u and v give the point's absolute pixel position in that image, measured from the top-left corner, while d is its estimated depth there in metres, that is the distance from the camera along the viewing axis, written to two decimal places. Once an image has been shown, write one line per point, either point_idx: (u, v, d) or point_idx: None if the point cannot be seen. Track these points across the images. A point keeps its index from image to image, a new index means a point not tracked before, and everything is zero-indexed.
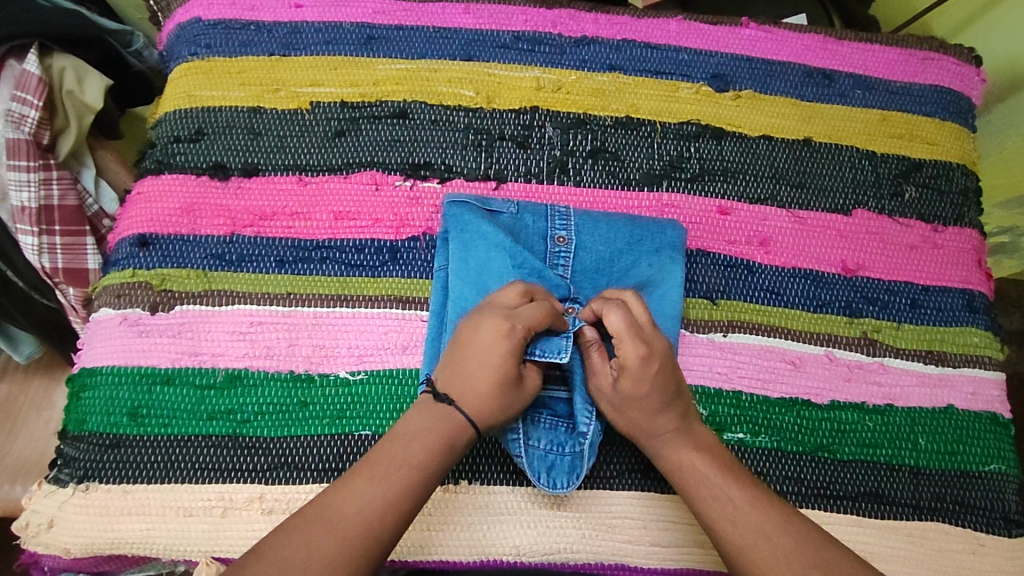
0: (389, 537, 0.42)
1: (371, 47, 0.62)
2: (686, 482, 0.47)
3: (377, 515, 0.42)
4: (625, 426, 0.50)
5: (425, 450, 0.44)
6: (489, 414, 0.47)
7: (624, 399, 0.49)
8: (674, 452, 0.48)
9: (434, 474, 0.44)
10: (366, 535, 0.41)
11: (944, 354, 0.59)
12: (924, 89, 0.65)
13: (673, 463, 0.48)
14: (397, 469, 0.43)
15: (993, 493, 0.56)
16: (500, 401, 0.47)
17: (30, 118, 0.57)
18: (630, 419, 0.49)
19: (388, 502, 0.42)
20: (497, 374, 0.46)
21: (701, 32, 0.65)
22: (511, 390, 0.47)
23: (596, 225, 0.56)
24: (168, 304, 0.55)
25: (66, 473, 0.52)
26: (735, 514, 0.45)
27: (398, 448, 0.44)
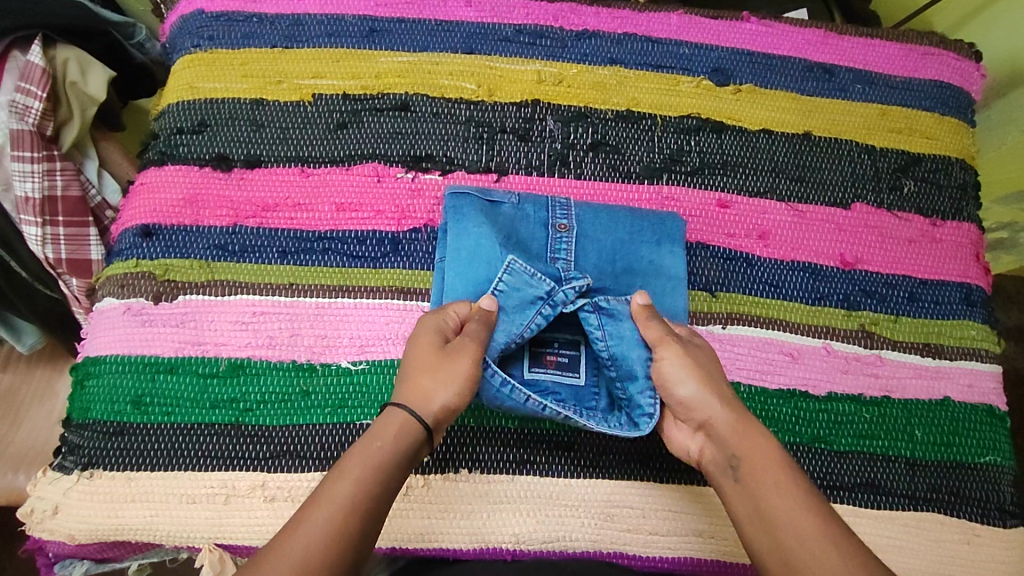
0: (390, 453, 0.43)
1: (373, 40, 0.63)
2: (754, 455, 0.44)
3: (377, 437, 0.43)
4: (698, 389, 0.47)
5: (389, 451, 0.43)
6: (421, 389, 0.45)
7: (700, 365, 0.49)
8: (744, 425, 0.46)
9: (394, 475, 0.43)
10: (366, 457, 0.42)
11: (941, 347, 0.59)
12: (924, 84, 0.66)
13: (744, 435, 0.45)
14: (370, 441, 0.43)
15: (989, 484, 0.56)
16: (429, 372, 0.46)
17: (33, 109, 0.57)
18: (708, 384, 0.48)
19: (374, 448, 0.43)
20: (417, 355, 0.47)
21: (702, 26, 0.66)
22: (433, 359, 0.46)
23: (596, 215, 0.56)
24: (171, 294, 0.55)
25: (71, 461, 0.52)
26: (789, 495, 0.42)
27: (355, 453, 0.43)
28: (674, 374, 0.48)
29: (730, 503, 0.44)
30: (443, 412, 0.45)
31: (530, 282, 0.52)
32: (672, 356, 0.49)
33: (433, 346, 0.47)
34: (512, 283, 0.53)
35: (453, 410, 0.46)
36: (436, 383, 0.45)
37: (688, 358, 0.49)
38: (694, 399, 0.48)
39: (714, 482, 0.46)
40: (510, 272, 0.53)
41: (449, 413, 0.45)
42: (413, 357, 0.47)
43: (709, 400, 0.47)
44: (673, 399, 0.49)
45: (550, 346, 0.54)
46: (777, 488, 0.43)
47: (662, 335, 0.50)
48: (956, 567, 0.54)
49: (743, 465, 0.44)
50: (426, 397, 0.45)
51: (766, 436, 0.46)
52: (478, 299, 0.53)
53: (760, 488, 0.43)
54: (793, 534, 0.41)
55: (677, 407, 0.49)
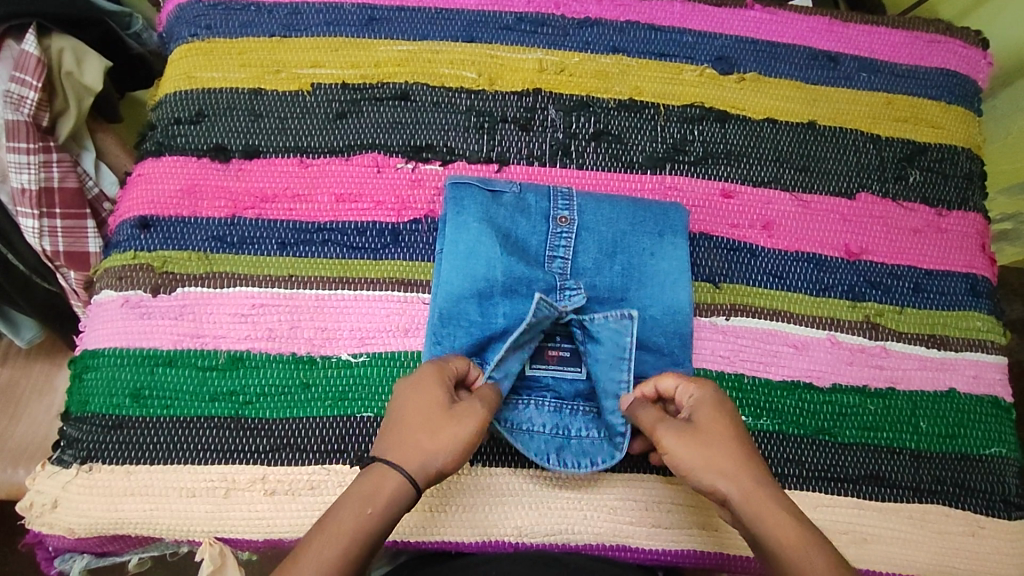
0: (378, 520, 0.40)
1: (372, 28, 0.62)
2: (780, 544, 0.40)
3: (369, 499, 0.41)
4: (702, 476, 0.43)
5: (380, 517, 0.41)
6: (419, 450, 0.43)
7: (701, 441, 0.44)
8: (761, 509, 0.41)
9: (379, 541, 0.41)
10: (357, 522, 0.40)
11: (946, 338, 0.59)
12: (930, 72, 0.65)
13: (764, 525, 0.41)
14: (361, 503, 0.41)
15: (994, 476, 0.56)
16: (430, 433, 0.43)
17: (28, 99, 0.57)
18: (712, 468, 0.43)
19: (364, 510, 0.40)
20: (418, 415, 0.44)
21: (705, 13, 0.65)
22: (438, 420, 0.44)
23: (598, 206, 0.56)
24: (170, 286, 0.55)
25: (70, 455, 0.52)
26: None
27: (345, 515, 0.40)
28: (673, 463, 0.44)
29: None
30: (432, 478, 0.43)
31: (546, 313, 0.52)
32: (666, 443, 0.45)
33: (437, 403, 0.45)
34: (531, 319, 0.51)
35: (443, 474, 0.44)
36: (434, 447, 0.43)
37: (687, 438, 0.44)
38: (702, 484, 0.43)
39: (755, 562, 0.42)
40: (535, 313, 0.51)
41: (437, 478, 0.43)
42: (416, 409, 0.44)
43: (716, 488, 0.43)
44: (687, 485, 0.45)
45: (551, 341, 0.54)
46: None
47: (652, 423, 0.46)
48: (960, 559, 0.54)
49: (768, 553, 0.40)
50: (425, 460, 0.43)
51: (784, 516, 0.41)
52: (476, 295, 0.53)
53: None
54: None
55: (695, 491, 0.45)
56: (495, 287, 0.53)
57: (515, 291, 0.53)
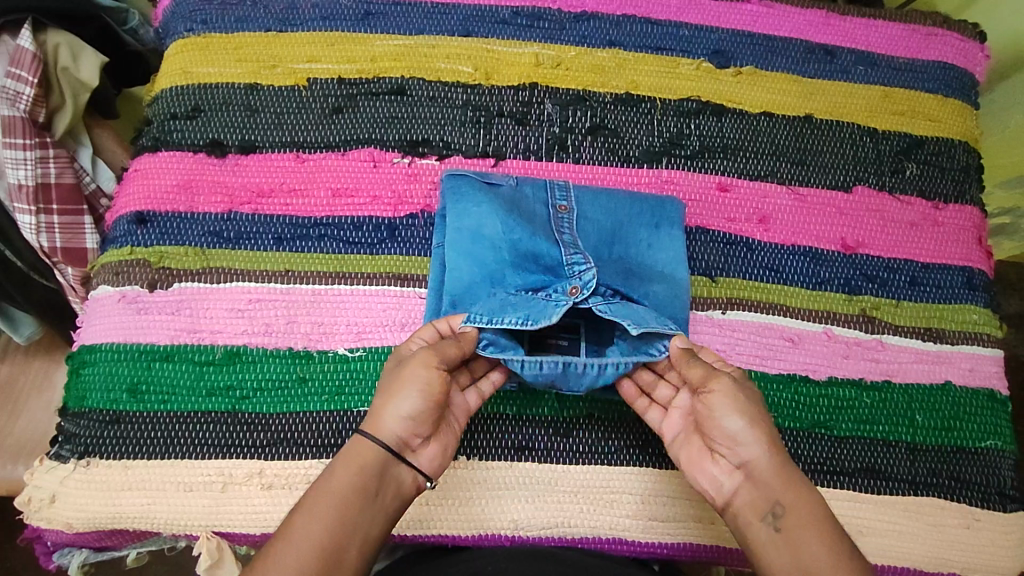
0: (347, 475, 0.42)
1: (368, 23, 0.62)
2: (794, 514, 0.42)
3: (339, 463, 0.43)
4: (746, 429, 0.44)
5: (350, 474, 0.42)
6: (380, 408, 0.45)
7: (752, 404, 0.46)
8: (788, 482, 0.43)
9: (359, 502, 0.42)
10: (331, 482, 0.42)
11: (942, 331, 0.59)
12: (928, 65, 0.65)
13: (789, 495, 0.43)
14: (332, 468, 0.43)
15: (990, 468, 0.56)
16: (383, 390, 0.45)
17: (25, 95, 0.57)
18: (757, 430, 0.45)
19: (336, 472, 0.43)
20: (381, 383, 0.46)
21: (702, 7, 0.65)
22: (390, 377, 0.46)
23: (596, 197, 0.55)
24: (166, 282, 0.55)
25: (67, 450, 0.52)
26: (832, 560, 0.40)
27: (318, 487, 0.42)
28: (722, 410, 0.45)
29: (759, 550, 0.43)
30: (402, 425, 0.44)
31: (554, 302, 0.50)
32: (724, 390, 0.45)
33: (392, 367, 0.47)
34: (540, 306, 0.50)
35: (410, 420, 0.44)
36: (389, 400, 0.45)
37: (743, 395, 0.46)
38: (741, 438, 0.45)
39: (744, 525, 0.44)
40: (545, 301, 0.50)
41: (408, 423, 0.44)
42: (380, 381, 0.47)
43: (757, 446, 0.44)
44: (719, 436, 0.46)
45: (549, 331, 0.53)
46: (821, 551, 0.41)
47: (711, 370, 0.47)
48: (955, 551, 0.54)
49: (785, 519, 0.42)
50: (381, 413, 0.44)
51: (808, 493, 0.43)
52: (484, 277, 0.52)
53: (801, 551, 0.41)
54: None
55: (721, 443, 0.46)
56: (503, 268, 0.53)
57: (523, 268, 0.53)
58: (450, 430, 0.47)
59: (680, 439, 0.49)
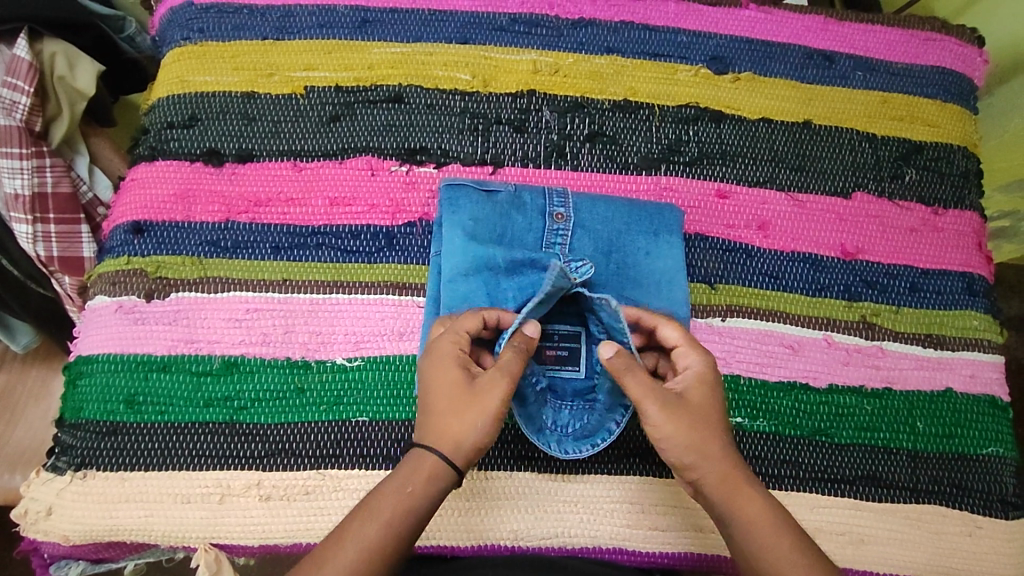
0: (422, 497, 0.43)
1: (366, 30, 0.62)
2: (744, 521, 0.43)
3: (417, 478, 0.43)
4: (684, 454, 0.44)
5: (424, 496, 0.43)
6: (451, 430, 0.44)
7: (689, 418, 0.44)
8: (738, 490, 0.44)
9: (424, 521, 0.43)
10: (410, 500, 0.43)
11: (943, 337, 0.59)
12: (926, 71, 0.65)
13: (737, 502, 0.43)
14: (405, 482, 0.43)
15: (991, 476, 0.56)
16: (454, 412, 0.44)
17: (21, 104, 0.57)
18: (698, 445, 0.44)
19: (414, 492, 0.43)
20: (449, 397, 0.44)
21: (699, 13, 0.64)
22: (463, 400, 0.44)
23: (593, 204, 0.55)
24: (164, 292, 0.55)
25: (64, 461, 0.52)
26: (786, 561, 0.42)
27: (386, 497, 0.43)
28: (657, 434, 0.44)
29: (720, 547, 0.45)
30: (471, 452, 0.44)
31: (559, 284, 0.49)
32: (659, 414, 0.44)
33: (458, 381, 0.45)
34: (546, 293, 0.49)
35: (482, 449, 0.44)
36: (462, 425, 0.44)
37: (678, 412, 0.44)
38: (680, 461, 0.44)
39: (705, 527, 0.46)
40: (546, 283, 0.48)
41: (478, 452, 0.44)
42: (439, 391, 0.45)
43: (701, 464, 0.44)
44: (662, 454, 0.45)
45: (547, 340, 0.52)
46: (774, 554, 0.42)
47: (646, 389, 0.44)
48: (957, 559, 0.54)
49: (732, 527, 0.43)
50: (458, 440, 0.44)
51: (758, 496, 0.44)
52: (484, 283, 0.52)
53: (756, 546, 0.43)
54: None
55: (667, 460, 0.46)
56: (497, 279, 0.52)
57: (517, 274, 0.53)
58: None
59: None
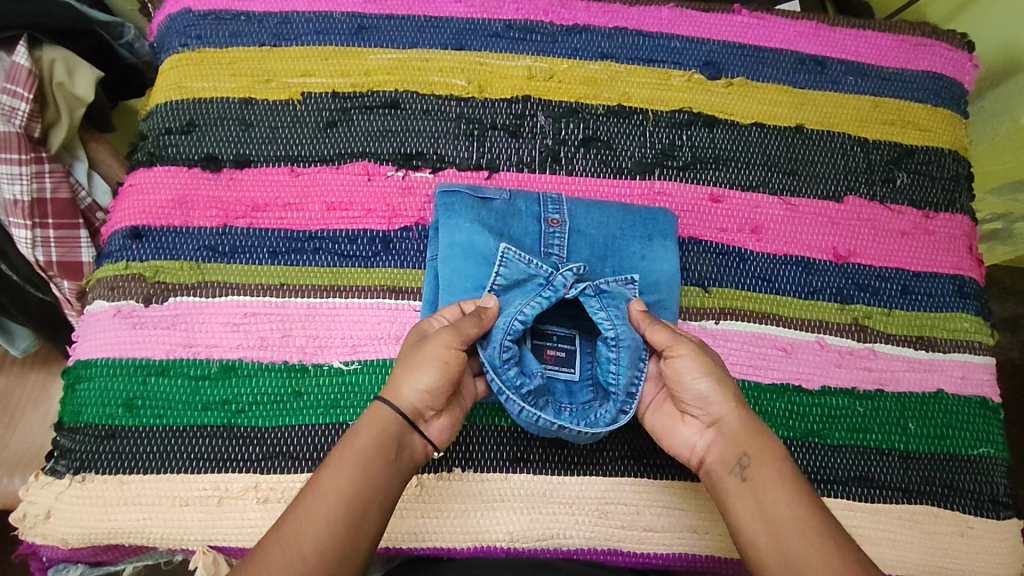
0: (370, 439, 0.43)
1: (362, 37, 0.62)
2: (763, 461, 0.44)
3: (366, 426, 0.43)
4: (713, 388, 0.46)
5: (376, 439, 0.43)
6: (400, 379, 0.45)
7: (713, 364, 0.47)
8: (757, 433, 0.45)
9: (382, 467, 0.42)
10: (360, 443, 0.42)
11: (934, 339, 0.59)
12: (916, 76, 0.65)
13: (756, 443, 0.45)
14: (358, 431, 0.43)
15: (983, 476, 0.57)
16: (405, 363, 0.45)
17: (20, 111, 0.58)
18: (719, 387, 0.47)
19: (366, 436, 0.43)
20: (404, 356, 0.46)
21: (693, 19, 0.65)
22: (412, 352, 0.46)
23: (588, 209, 0.56)
24: (162, 296, 0.55)
25: (63, 465, 0.52)
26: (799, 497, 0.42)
27: (342, 447, 0.43)
28: (686, 374, 0.47)
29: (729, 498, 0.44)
30: (418, 397, 0.44)
31: (527, 271, 0.52)
32: (690, 354, 0.47)
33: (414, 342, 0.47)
34: (510, 276, 0.52)
35: (431, 395, 0.45)
36: (408, 370, 0.45)
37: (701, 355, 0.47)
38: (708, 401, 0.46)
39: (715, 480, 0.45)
40: (505, 262, 0.52)
41: (425, 396, 0.44)
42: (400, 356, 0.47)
43: (726, 402, 0.46)
44: (689, 395, 0.47)
45: (547, 341, 0.53)
46: (788, 490, 0.42)
47: (676, 334, 0.48)
48: (949, 559, 0.54)
49: (752, 469, 0.44)
50: (402, 385, 0.44)
51: (775, 447, 0.45)
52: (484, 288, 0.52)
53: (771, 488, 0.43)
54: (801, 528, 0.41)
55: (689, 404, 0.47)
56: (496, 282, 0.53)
57: None
58: (458, 402, 0.48)
59: (655, 403, 0.50)
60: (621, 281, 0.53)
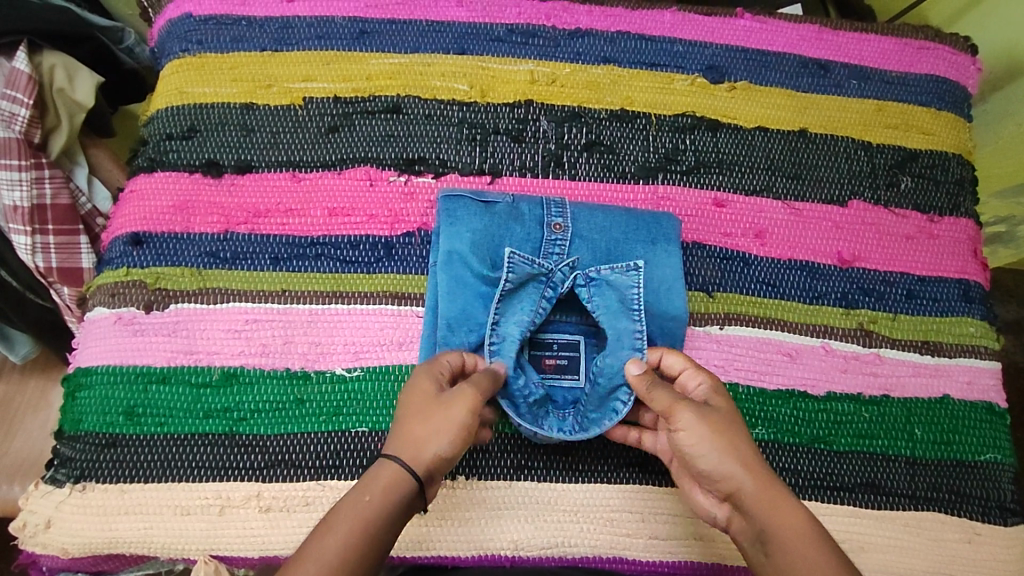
0: (380, 502, 0.41)
1: (364, 41, 0.62)
2: (781, 529, 0.41)
3: (377, 487, 0.41)
4: (717, 460, 0.44)
5: (383, 504, 0.41)
6: (418, 439, 0.43)
7: (718, 425, 0.45)
8: (773, 502, 0.42)
9: (386, 535, 0.41)
10: (371, 507, 0.41)
11: (940, 344, 0.59)
12: (920, 79, 0.65)
13: (773, 509, 0.42)
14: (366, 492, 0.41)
15: (990, 482, 0.56)
16: (423, 420, 0.44)
17: (20, 116, 0.57)
18: (727, 450, 0.44)
19: (377, 501, 0.41)
20: (421, 413, 0.44)
21: (695, 23, 0.65)
22: (433, 413, 0.44)
23: (591, 214, 0.55)
24: (163, 303, 0.55)
25: (63, 474, 0.52)
26: (816, 570, 0.39)
27: (348, 508, 0.41)
28: (690, 444, 0.45)
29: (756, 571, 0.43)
30: (435, 462, 0.43)
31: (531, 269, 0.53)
32: (688, 422, 0.45)
33: (429, 394, 0.45)
34: (517, 278, 0.53)
35: (445, 461, 0.44)
36: (428, 432, 0.43)
37: (704, 417, 0.45)
38: (717, 469, 0.44)
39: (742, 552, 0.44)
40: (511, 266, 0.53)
41: (442, 463, 0.43)
42: (408, 405, 0.45)
43: (732, 473, 0.44)
44: (697, 466, 0.45)
45: (546, 349, 0.54)
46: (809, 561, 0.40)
47: (673, 400, 0.46)
48: (956, 566, 0.54)
49: (770, 543, 0.41)
50: (419, 451, 0.43)
51: (796, 511, 0.42)
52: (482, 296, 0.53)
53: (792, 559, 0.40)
54: None
55: (703, 475, 0.46)
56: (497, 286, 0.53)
57: None
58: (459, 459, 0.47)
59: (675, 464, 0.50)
60: (620, 268, 0.54)
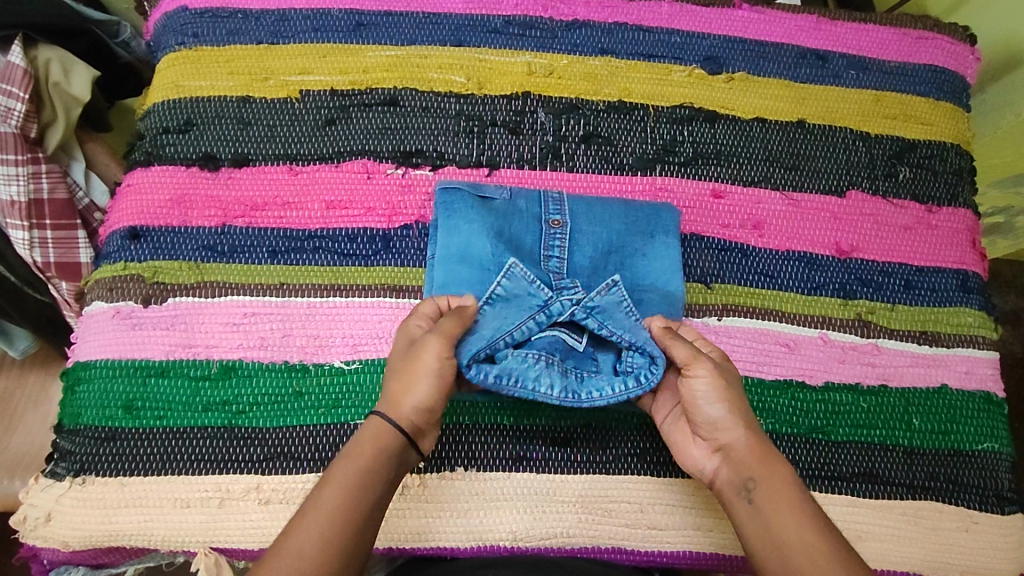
0: (373, 453, 0.43)
1: (360, 34, 0.62)
2: (771, 488, 0.43)
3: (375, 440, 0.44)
4: (724, 412, 0.46)
5: (375, 456, 0.43)
6: (396, 394, 0.45)
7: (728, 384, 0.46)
8: (766, 458, 0.44)
9: (381, 483, 0.43)
10: (371, 456, 0.43)
11: (938, 334, 0.59)
12: (919, 69, 0.65)
13: (766, 466, 0.44)
14: (355, 451, 0.43)
15: (987, 471, 0.56)
16: (399, 378, 0.45)
17: (16, 111, 0.57)
18: (733, 406, 0.46)
19: (372, 457, 0.43)
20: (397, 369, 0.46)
21: (693, 14, 0.65)
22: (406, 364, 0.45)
23: (589, 207, 0.55)
24: (161, 297, 0.55)
25: (63, 467, 0.52)
26: (804, 529, 0.41)
27: (345, 459, 0.43)
28: (702, 396, 0.46)
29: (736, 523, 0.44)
30: (416, 413, 0.45)
31: (528, 290, 0.50)
32: (706, 376, 0.46)
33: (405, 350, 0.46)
34: (509, 291, 0.50)
35: (431, 411, 0.45)
36: (405, 386, 0.45)
37: (718, 375, 0.46)
38: (720, 422, 0.46)
39: (726, 503, 0.45)
40: (509, 276, 0.50)
41: (421, 412, 0.45)
42: (391, 366, 0.47)
43: (735, 427, 0.45)
44: (700, 419, 0.46)
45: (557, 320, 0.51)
46: (791, 524, 0.41)
47: (693, 353, 0.47)
48: (955, 555, 0.54)
49: (757, 493, 0.43)
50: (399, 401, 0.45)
51: (783, 471, 0.44)
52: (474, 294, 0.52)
53: (780, 518, 0.42)
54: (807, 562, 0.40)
55: (700, 426, 0.47)
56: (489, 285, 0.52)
57: None
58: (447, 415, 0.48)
59: (671, 419, 0.50)
60: (605, 289, 0.50)
